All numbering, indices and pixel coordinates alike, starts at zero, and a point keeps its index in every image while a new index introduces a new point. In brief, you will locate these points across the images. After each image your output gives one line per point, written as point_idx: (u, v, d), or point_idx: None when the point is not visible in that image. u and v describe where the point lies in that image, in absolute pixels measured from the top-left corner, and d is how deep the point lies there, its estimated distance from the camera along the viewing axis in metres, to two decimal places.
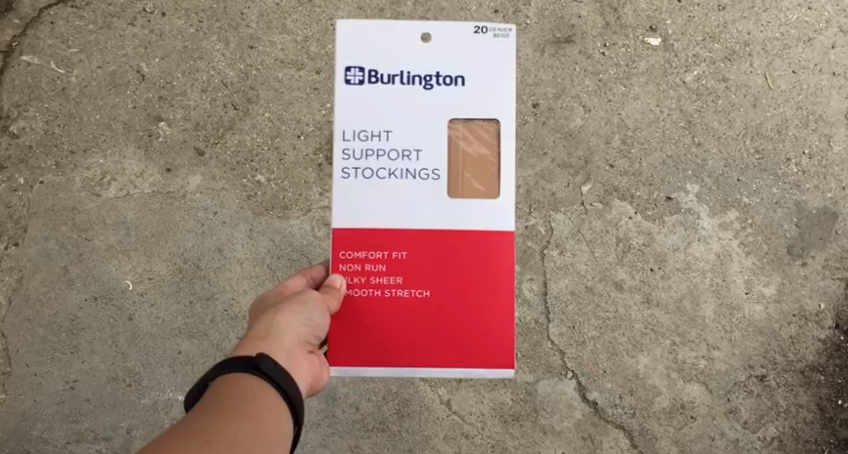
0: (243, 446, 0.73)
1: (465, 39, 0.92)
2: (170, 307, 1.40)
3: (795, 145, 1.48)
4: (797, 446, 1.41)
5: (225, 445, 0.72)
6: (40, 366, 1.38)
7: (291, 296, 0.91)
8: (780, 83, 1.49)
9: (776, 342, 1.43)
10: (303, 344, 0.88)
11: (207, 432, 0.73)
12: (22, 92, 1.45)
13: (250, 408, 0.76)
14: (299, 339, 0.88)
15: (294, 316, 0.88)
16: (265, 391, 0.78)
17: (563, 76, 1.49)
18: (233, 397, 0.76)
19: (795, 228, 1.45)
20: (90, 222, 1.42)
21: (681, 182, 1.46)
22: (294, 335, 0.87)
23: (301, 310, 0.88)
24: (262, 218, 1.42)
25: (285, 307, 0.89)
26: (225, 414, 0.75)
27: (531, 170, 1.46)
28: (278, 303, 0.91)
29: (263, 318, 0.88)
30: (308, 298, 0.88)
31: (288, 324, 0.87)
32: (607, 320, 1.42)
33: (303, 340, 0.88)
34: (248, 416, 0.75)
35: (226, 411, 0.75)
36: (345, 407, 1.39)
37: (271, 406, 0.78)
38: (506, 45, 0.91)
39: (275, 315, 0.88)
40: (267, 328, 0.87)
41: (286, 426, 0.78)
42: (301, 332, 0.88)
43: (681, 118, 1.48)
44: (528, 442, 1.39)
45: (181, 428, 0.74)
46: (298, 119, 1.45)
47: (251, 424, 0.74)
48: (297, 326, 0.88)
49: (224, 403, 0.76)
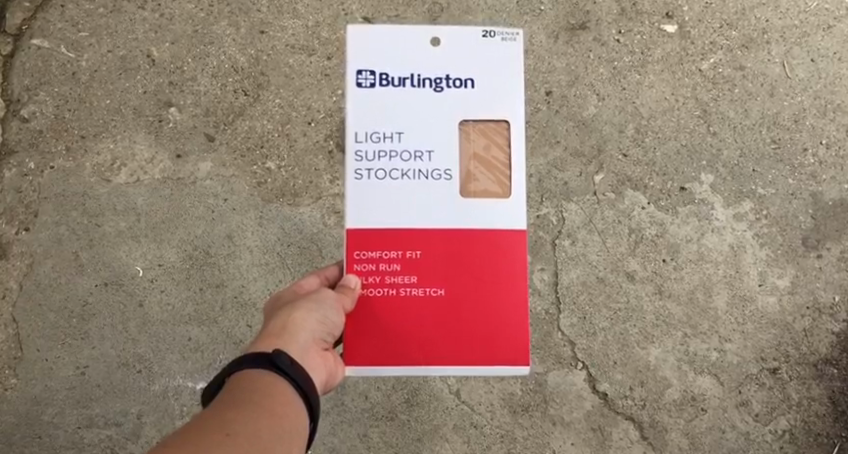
0: (264, 441, 0.71)
1: (473, 44, 0.91)
2: (180, 293, 1.40)
3: (812, 135, 1.46)
4: (808, 440, 1.39)
5: (248, 439, 0.70)
6: (50, 351, 1.38)
7: (306, 295, 0.90)
8: (798, 71, 1.47)
9: (789, 334, 1.41)
10: (318, 341, 0.88)
11: (228, 426, 0.71)
12: (32, 76, 1.44)
13: (268, 403, 0.75)
14: (314, 336, 0.87)
15: (309, 313, 0.87)
16: (283, 388, 0.78)
17: (577, 63, 1.47)
18: (250, 391, 0.76)
19: (810, 220, 1.44)
20: (100, 207, 1.41)
21: (694, 172, 1.45)
22: (309, 332, 0.87)
23: (315, 306, 0.87)
24: (272, 206, 1.42)
25: (302, 304, 0.88)
26: (244, 408, 0.73)
27: (543, 159, 1.44)
28: (294, 301, 0.90)
29: (279, 315, 0.88)
30: (322, 296, 0.87)
31: (303, 321, 0.87)
32: (618, 312, 1.41)
33: (318, 338, 0.88)
34: (266, 410, 0.74)
35: (244, 406, 0.74)
36: (354, 396, 1.39)
37: (287, 401, 0.77)
38: (514, 48, 0.91)
39: (291, 312, 0.88)
40: (282, 325, 0.87)
41: (302, 422, 0.77)
42: (317, 329, 0.87)
43: (696, 106, 1.46)
44: (538, 433, 1.39)
45: (198, 422, 0.72)
46: (308, 105, 1.44)
47: (269, 417, 0.73)
48: (311, 323, 0.87)
49: (242, 398, 0.75)
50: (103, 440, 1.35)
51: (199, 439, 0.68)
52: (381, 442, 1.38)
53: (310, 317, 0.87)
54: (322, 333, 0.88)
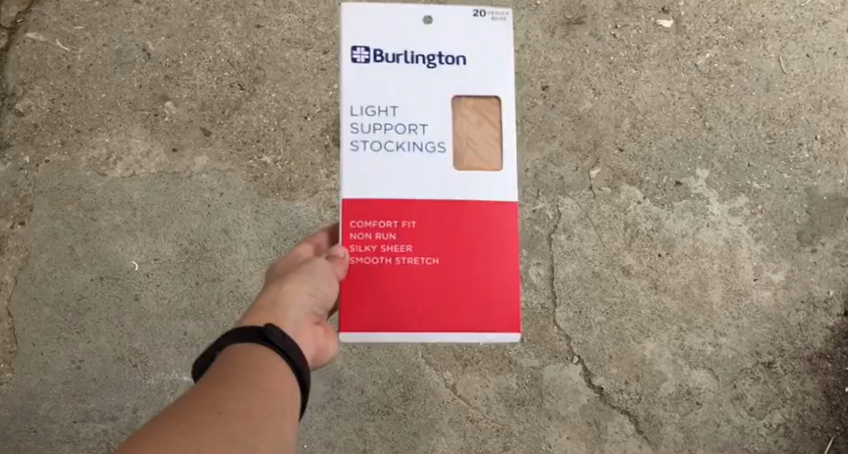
0: (254, 417, 0.71)
1: (465, 21, 0.91)
2: (176, 287, 1.40)
3: (807, 130, 1.46)
4: (803, 433, 1.40)
5: (237, 416, 0.71)
6: (46, 345, 1.37)
7: (300, 265, 0.90)
8: (794, 67, 1.47)
9: (784, 329, 1.42)
10: (310, 313, 0.88)
11: (219, 404, 0.71)
12: (27, 70, 1.43)
13: (260, 378, 0.75)
14: (307, 309, 0.88)
15: (302, 284, 0.87)
16: (273, 361, 0.78)
17: (573, 58, 1.47)
18: (241, 365, 0.76)
19: (805, 215, 1.44)
20: (96, 202, 1.41)
21: (690, 167, 1.45)
22: (302, 304, 0.87)
23: (307, 277, 0.87)
24: (269, 200, 1.42)
25: (294, 276, 0.89)
26: (234, 384, 0.74)
27: (539, 153, 1.44)
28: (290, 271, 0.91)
29: (273, 287, 0.88)
30: (316, 266, 0.87)
31: (294, 294, 0.87)
32: (614, 306, 1.42)
33: (311, 309, 0.88)
34: (256, 385, 0.74)
35: (236, 388, 0.74)
36: (350, 390, 1.38)
37: (280, 376, 0.77)
38: (505, 27, 0.91)
39: (284, 283, 0.88)
40: (274, 297, 0.87)
41: (293, 396, 0.77)
42: (309, 300, 0.88)
43: (692, 101, 1.46)
44: (533, 427, 1.39)
45: (188, 400, 0.72)
46: (304, 99, 1.44)
47: (260, 393, 0.74)
48: (303, 295, 0.87)
49: (235, 372, 0.75)
50: (98, 434, 1.35)
51: (189, 419, 0.69)
52: (378, 436, 1.38)
53: (303, 289, 0.87)
54: (314, 305, 0.88)
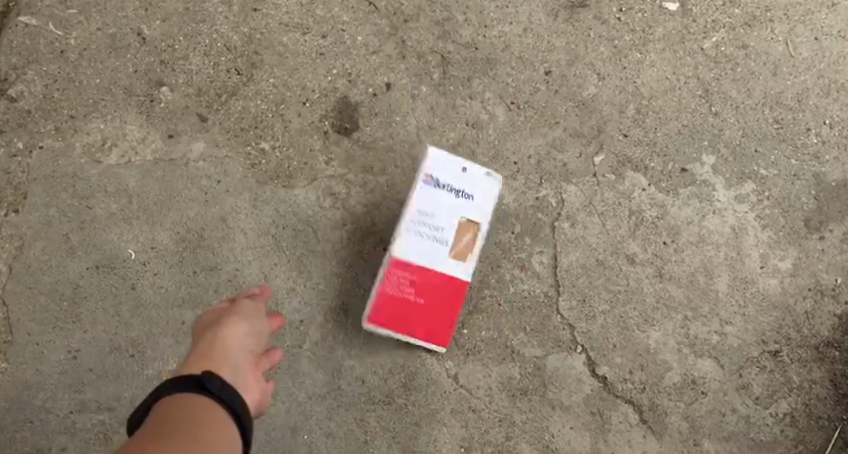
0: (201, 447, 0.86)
1: None
2: (173, 276, 1.37)
3: (815, 115, 1.43)
4: (810, 423, 1.38)
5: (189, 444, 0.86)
6: (41, 335, 1.34)
7: (232, 317, 1.13)
8: (802, 50, 1.45)
9: (791, 317, 1.40)
10: (251, 353, 1.11)
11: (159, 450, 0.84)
12: (20, 54, 1.40)
13: (197, 430, 0.87)
14: (242, 356, 1.09)
15: (240, 330, 1.11)
16: (215, 408, 0.93)
17: (577, 42, 1.44)
18: (182, 420, 0.89)
19: (812, 201, 1.42)
20: (91, 189, 1.38)
21: (696, 153, 1.42)
22: (240, 349, 1.09)
23: (246, 322, 1.13)
24: (267, 188, 1.40)
25: (227, 327, 1.10)
26: (166, 440, 0.85)
27: (542, 139, 1.42)
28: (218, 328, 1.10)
29: (205, 342, 1.08)
30: (245, 316, 1.14)
31: (232, 344, 1.08)
32: (618, 294, 1.39)
33: (249, 352, 1.10)
34: (195, 439, 0.86)
35: (176, 438, 0.86)
36: (350, 380, 1.36)
37: (219, 429, 0.90)
38: None
39: (220, 334, 1.09)
40: (208, 349, 1.06)
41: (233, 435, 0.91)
42: (247, 342, 1.11)
43: (698, 86, 1.44)
44: (536, 417, 1.37)
45: None
46: (302, 85, 1.42)
47: (199, 444, 0.86)
48: (237, 346, 1.09)
49: (174, 429, 0.87)
50: (96, 425, 1.33)
51: None
52: (379, 427, 1.35)
53: (241, 335, 1.10)
54: (252, 346, 1.11)
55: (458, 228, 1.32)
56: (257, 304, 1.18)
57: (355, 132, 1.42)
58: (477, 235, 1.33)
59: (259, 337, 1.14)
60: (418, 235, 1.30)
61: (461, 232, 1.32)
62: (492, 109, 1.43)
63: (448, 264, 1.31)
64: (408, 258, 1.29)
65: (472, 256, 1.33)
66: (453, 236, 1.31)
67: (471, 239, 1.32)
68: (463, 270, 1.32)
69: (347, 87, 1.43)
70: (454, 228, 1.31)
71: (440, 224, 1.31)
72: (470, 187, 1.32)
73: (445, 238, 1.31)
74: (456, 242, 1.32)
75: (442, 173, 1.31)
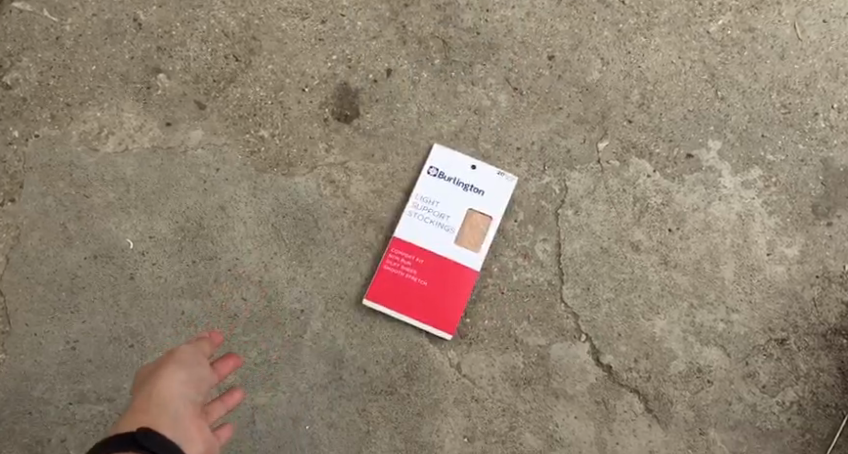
0: None
1: None
2: (172, 266, 1.36)
3: (823, 99, 1.41)
4: (817, 411, 1.36)
5: None
6: (39, 325, 1.33)
7: (171, 365, 1.10)
8: (810, 33, 1.42)
9: (798, 304, 1.38)
10: (191, 402, 1.09)
11: None
12: (14, 41, 1.38)
13: None
14: (180, 409, 1.06)
15: (177, 380, 1.08)
16: None
17: (580, 26, 1.42)
18: None
19: (820, 187, 1.39)
20: (88, 178, 1.36)
21: (702, 138, 1.40)
22: (178, 399, 1.07)
23: (183, 370, 1.10)
24: (267, 176, 1.38)
25: (163, 378, 1.08)
26: None
27: (545, 126, 1.40)
28: (155, 378, 1.08)
29: (141, 394, 1.06)
30: (185, 362, 1.11)
31: (168, 398, 1.06)
32: (623, 282, 1.38)
33: (187, 401, 1.08)
34: None
35: None
36: (352, 370, 1.35)
37: None
38: None
39: (157, 385, 1.07)
40: (145, 404, 1.04)
41: None
42: (185, 391, 1.08)
43: (704, 70, 1.41)
44: (540, 406, 1.35)
45: None
46: (302, 71, 1.40)
47: None
48: (174, 398, 1.06)
49: None
50: (95, 415, 1.32)
51: None
52: (381, 417, 1.34)
53: (177, 385, 1.08)
54: (191, 394, 1.09)
55: (466, 218, 1.38)
56: (196, 349, 1.14)
57: (355, 119, 1.40)
58: (486, 229, 1.37)
59: (199, 384, 1.11)
60: (425, 223, 1.38)
61: (470, 223, 1.38)
62: (495, 95, 1.41)
63: (455, 252, 1.37)
64: (415, 243, 1.37)
65: (482, 247, 1.37)
66: (461, 224, 1.38)
67: (480, 229, 1.37)
68: (471, 260, 1.37)
69: (347, 73, 1.41)
70: (461, 219, 1.38)
71: (447, 214, 1.38)
72: (481, 183, 1.39)
73: (452, 226, 1.38)
74: (463, 230, 1.38)
75: (450, 169, 1.39)
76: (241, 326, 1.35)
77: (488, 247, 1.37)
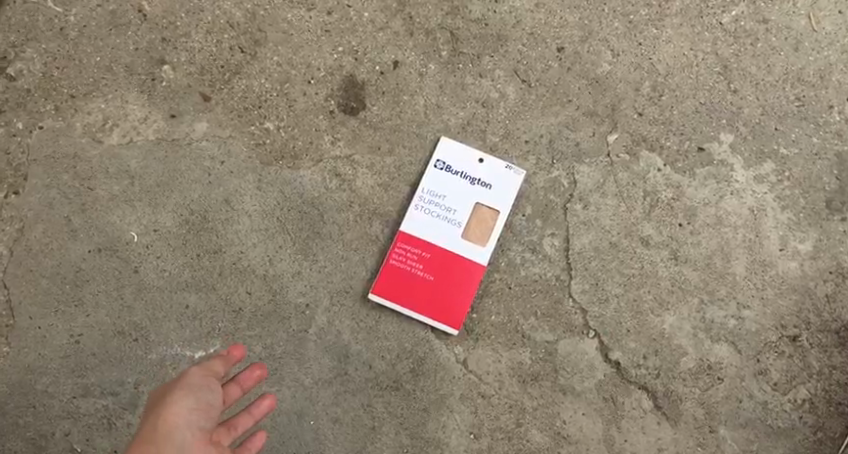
0: None
1: None
2: (176, 260, 1.34)
3: (838, 92, 1.38)
4: (829, 409, 1.34)
5: None
6: (43, 318, 1.32)
7: (178, 391, 1.09)
8: (825, 23, 1.39)
9: (811, 301, 1.35)
10: (200, 428, 1.08)
11: None
12: (18, 31, 1.37)
13: None
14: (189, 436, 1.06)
15: (183, 407, 1.07)
16: None
17: (591, 18, 1.39)
18: None
19: (835, 181, 1.37)
20: (92, 170, 1.35)
21: (714, 131, 1.38)
22: (186, 426, 1.06)
23: (190, 396, 1.09)
24: (272, 169, 1.36)
25: (170, 405, 1.07)
26: None
27: (554, 118, 1.38)
28: (163, 405, 1.08)
29: (151, 422, 1.06)
30: (193, 387, 1.10)
31: (175, 426, 1.05)
32: (632, 277, 1.35)
33: (196, 428, 1.07)
34: None
35: None
36: (357, 365, 1.33)
37: None
38: None
39: (165, 412, 1.07)
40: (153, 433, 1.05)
41: None
42: (193, 417, 1.07)
43: (716, 62, 1.39)
44: (547, 402, 1.34)
45: None
46: (308, 63, 1.38)
47: None
48: (181, 426, 1.06)
49: None
50: (100, 409, 1.31)
51: None
52: (386, 413, 1.33)
53: (185, 414, 1.07)
54: (200, 420, 1.08)
55: (474, 212, 1.36)
56: (205, 373, 1.12)
57: (361, 112, 1.38)
58: (494, 224, 1.35)
59: (208, 409, 1.10)
60: (432, 216, 1.35)
61: (477, 218, 1.36)
62: (503, 87, 1.39)
63: (462, 246, 1.35)
64: (422, 237, 1.35)
65: (489, 242, 1.35)
66: (468, 218, 1.36)
67: (487, 224, 1.35)
68: (477, 254, 1.34)
69: (353, 65, 1.39)
70: (469, 212, 1.36)
71: (454, 208, 1.36)
72: (489, 178, 1.36)
73: (459, 220, 1.36)
74: (470, 224, 1.36)
75: (457, 162, 1.37)
76: (246, 321, 1.34)
77: (496, 243, 1.35)
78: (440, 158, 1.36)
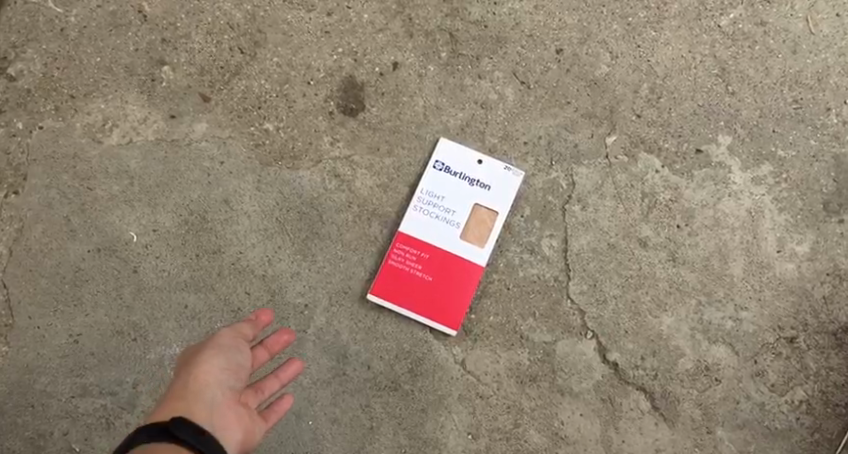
0: None
1: None
2: (176, 260, 1.35)
3: (835, 94, 1.39)
4: (826, 411, 1.34)
5: None
6: (42, 318, 1.33)
7: (210, 349, 1.09)
8: (822, 26, 1.40)
9: (808, 302, 1.36)
10: (230, 388, 1.08)
11: None
12: (19, 32, 1.37)
13: None
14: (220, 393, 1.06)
15: (215, 365, 1.07)
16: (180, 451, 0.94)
17: (590, 20, 1.40)
18: None
19: (832, 184, 1.37)
20: (92, 170, 1.36)
21: (712, 133, 1.38)
22: (218, 384, 1.06)
23: (221, 356, 1.09)
24: (271, 169, 1.37)
25: (202, 362, 1.07)
26: None
27: (553, 120, 1.38)
28: (194, 361, 1.08)
29: (182, 378, 1.06)
30: (224, 347, 1.10)
31: (207, 382, 1.06)
32: (630, 279, 1.36)
33: (227, 388, 1.07)
34: None
35: None
36: (356, 365, 1.34)
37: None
38: None
39: (196, 368, 1.07)
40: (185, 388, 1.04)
41: None
42: (224, 376, 1.08)
43: (714, 65, 1.39)
44: (545, 403, 1.34)
45: None
46: (307, 64, 1.39)
47: None
48: (213, 382, 1.06)
49: None
50: (98, 409, 1.31)
51: None
52: (384, 413, 1.33)
53: (217, 372, 1.07)
54: (231, 380, 1.08)
55: (472, 214, 1.37)
56: (234, 335, 1.13)
57: (360, 113, 1.38)
58: (493, 225, 1.36)
59: (237, 370, 1.10)
60: (431, 218, 1.37)
61: (476, 219, 1.37)
62: (502, 89, 1.39)
63: (461, 247, 1.36)
64: (421, 238, 1.36)
65: (488, 243, 1.36)
66: (467, 220, 1.37)
67: (486, 224, 1.36)
68: (476, 255, 1.35)
69: (352, 66, 1.39)
70: (468, 214, 1.37)
71: (453, 209, 1.37)
72: (488, 179, 1.37)
73: (458, 221, 1.37)
74: (469, 225, 1.37)
75: (456, 164, 1.38)
76: None
77: (494, 243, 1.36)
78: (438, 160, 1.37)
